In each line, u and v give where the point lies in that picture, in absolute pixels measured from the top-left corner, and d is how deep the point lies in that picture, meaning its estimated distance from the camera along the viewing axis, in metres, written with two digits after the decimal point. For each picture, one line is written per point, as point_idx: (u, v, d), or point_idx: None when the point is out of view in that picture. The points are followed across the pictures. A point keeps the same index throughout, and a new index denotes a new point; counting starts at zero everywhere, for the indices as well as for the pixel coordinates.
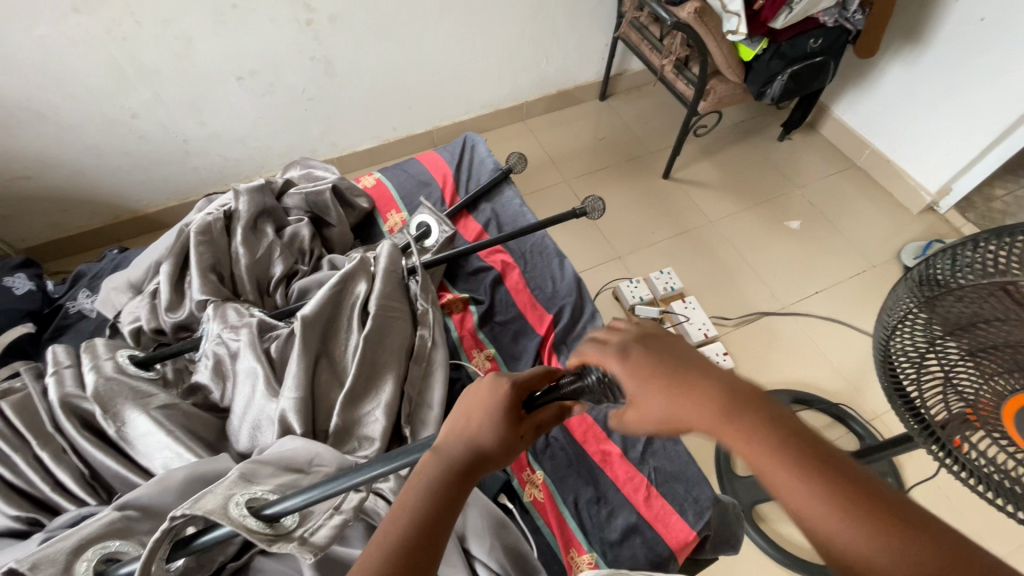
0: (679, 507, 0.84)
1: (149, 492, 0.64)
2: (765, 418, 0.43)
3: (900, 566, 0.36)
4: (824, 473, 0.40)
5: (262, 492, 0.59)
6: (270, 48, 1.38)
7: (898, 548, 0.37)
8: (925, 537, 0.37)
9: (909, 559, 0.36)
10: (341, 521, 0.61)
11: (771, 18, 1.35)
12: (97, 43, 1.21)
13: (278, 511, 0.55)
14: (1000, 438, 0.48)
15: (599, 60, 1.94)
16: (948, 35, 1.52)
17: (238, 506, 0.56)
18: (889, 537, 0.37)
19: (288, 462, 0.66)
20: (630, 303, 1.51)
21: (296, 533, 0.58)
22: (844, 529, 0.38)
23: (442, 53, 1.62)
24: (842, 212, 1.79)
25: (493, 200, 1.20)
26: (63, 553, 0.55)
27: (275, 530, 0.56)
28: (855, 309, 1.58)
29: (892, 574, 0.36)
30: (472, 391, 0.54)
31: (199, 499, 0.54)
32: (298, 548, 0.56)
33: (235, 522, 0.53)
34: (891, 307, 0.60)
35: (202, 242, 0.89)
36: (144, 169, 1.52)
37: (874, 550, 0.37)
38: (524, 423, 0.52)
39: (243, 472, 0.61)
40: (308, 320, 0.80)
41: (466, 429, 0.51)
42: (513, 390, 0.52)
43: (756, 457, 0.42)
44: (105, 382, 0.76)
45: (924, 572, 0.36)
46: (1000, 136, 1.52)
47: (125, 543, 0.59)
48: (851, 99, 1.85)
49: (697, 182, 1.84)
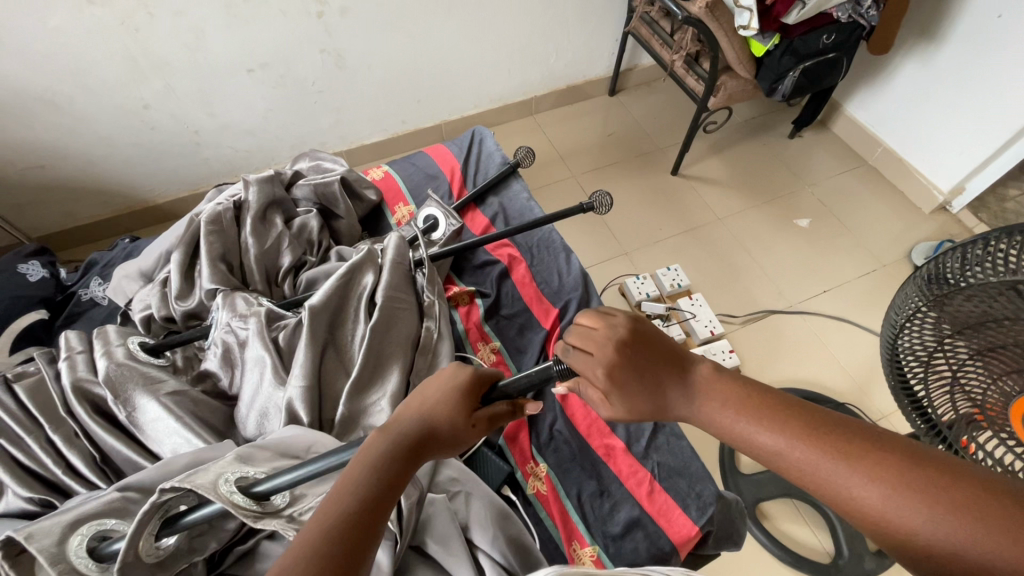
0: (682, 502, 0.84)
1: (151, 475, 0.64)
2: (731, 389, 0.52)
3: (860, 475, 0.43)
4: (784, 419, 0.49)
5: (253, 472, 0.60)
6: (280, 40, 1.39)
7: (855, 462, 0.44)
8: (878, 447, 0.44)
9: (866, 469, 0.43)
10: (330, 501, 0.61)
11: (783, 13, 1.34)
12: (109, 34, 1.22)
13: (265, 489, 0.56)
14: (1007, 439, 0.51)
15: (609, 56, 1.93)
16: (964, 32, 1.50)
17: (228, 482, 0.57)
18: (846, 454, 0.45)
19: (285, 449, 0.66)
20: (637, 299, 1.51)
21: (284, 512, 0.58)
22: (808, 457, 0.46)
23: (451, 47, 1.62)
24: (852, 210, 1.77)
25: (501, 194, 1.20)
26: (59, 526, 0.57)
27: (262, 507, 0.57)
28: (864, 309, 1.57)
29: (857, 485, 0.43)
30: (432, 381, 0.57)
31: (191, 475, 0.56)
32: (284, 525, 0.57)
33: (222, 498, 0.54)
34: (902, 306, 0.64)
35: (212, 232, 0.90)
36: (155, 160, 1.54)
37: (837, 468, 0.44)
38: (478, 413, 0.56)
39: (239, 454, 0.62)
40: (315, 310, 0.81)
41: (422, 410, 0.54)
42: (470, 380, 0.57)
43: (729, 421, 0.51)
44: (117, 369, 0.77)
45: (880, 476, 0.43)
46: (1019, 133, 1.49)
47: (120, 522, 0.61)
48: (865, 96, 1.83)
49: (706, 179, 1.83)
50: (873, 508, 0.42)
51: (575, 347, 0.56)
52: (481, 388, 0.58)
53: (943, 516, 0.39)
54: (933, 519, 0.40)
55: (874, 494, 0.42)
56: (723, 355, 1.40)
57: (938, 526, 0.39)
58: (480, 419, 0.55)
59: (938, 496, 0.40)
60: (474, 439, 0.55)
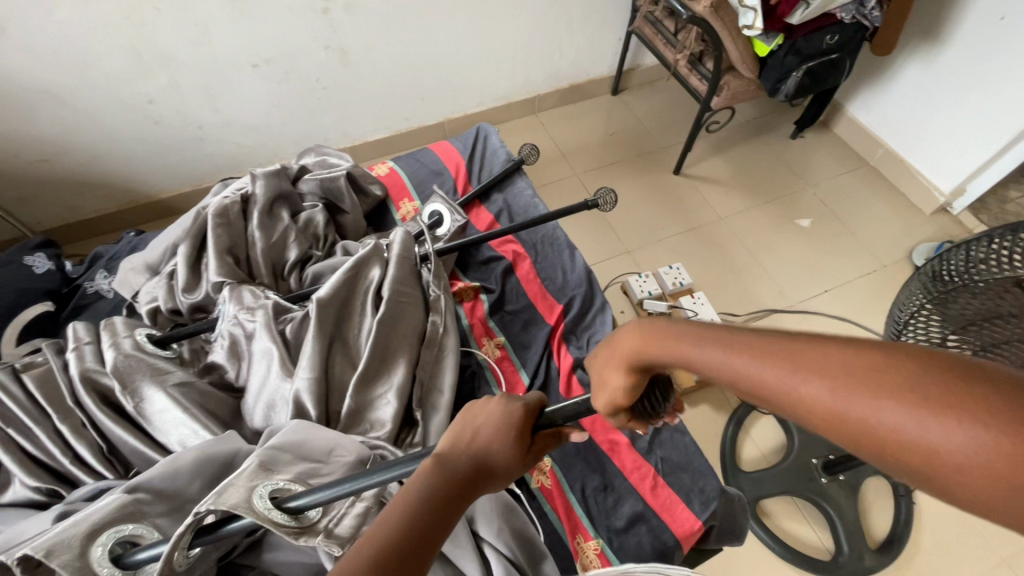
0: (685, 497, 0.84)
1: (160, 475, 0.65)
2: (665, 332, 0.43)
3: (821, 380, 0.32)
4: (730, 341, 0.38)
5: (284, 482, 0.60)
6: (284, 35, 1.39)
7: (812, 365, 0.33)
8: (844, 346, 0.33)
9: (829, 372, 0.32)
10: (363, 509, 0.63)
11: (788, 13, 1.35)
12: (116, 27, 1.22)
13: (301, 505, 0.56)
14: None
15: (612, 55, 1.94)
16: (966, 34, 1.51)
17: (262, 498, 0.57)
18: (805, 361, 0.34)
19: (306, 452, 0.67)
20: (639, 297, 1.52)
21: (320, 525, 0.60)
22: (756, 371, 0.36)
23: (454, 45, 1.63)
24: (852, 210, 1.78)
25: (505, 191, 1.20)
26: (78, 539, 0.57)
27: (299, 522, 0.58)
28: (864, 309, 1.58)
29: (819, 391, 0.32)
30: (482, 409, 0.56)
31: (222, 492, 0.55)
32: (324, 540, 0.58)
33: (260, 516, 0.54)
34: (905, 304, 0.66)
35: (220, 225, 0.90)
36: (159, 155, 1.54)
37: (794, 378, 0.34)
38: (529, 446, 0.56)
39: (263, 460, 0.62)
40: (323, 302, 0.81)
41: (477, 443, 0.53)
42: (525, 415, 0.56)
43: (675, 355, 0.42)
44: (125, 359, 0.78)
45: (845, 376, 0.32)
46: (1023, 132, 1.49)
47: (139, 526, 0.61)
48: (867, 97, 1.84)
49: (708, 179, 1.84)
50: (847, 416, 0.31)
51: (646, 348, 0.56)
52: (530, 422, 0.56)
53: (930, 413, 0.28)
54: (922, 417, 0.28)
55: (831, 394, 0.32)
56: None
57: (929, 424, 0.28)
58: (531, 456, 0.56)
59: (919, 388, 0.29)
60: (521, 473, 0.56)
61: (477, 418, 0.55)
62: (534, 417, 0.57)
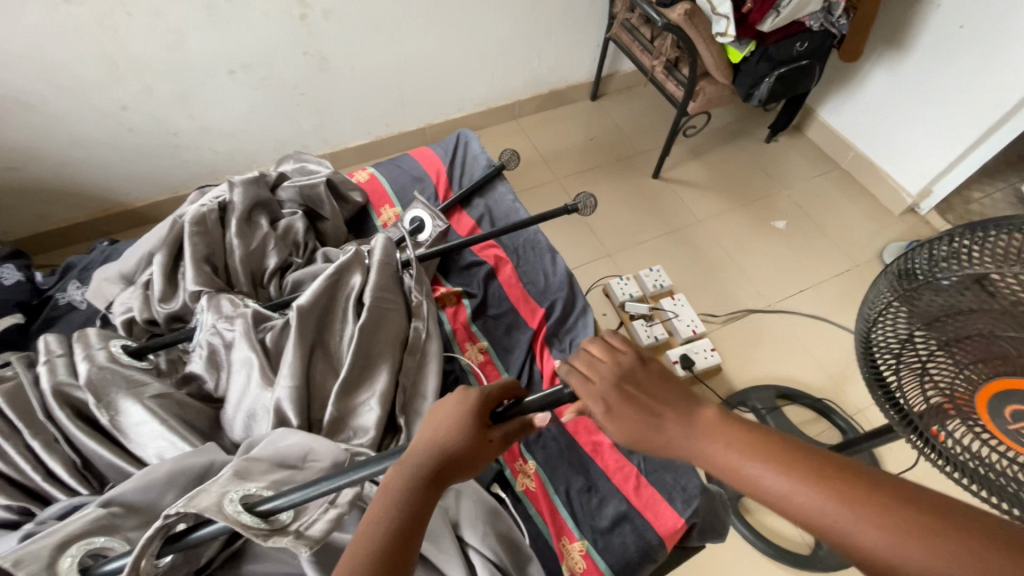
0: (667, 496, 0.85)
1: (133, 489, 0.64)
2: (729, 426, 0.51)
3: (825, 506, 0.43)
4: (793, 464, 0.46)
5: (257, 488, 0.61)
6: (262, 41, 1.38)
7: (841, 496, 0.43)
8: (837, 470, 0.44)
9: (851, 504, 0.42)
10: (336, 515, 0.62)
11: (759, 20, 1.38)
12: (87, 33, 1.20)
13: (271, 509, 0.56)
14: (982, 433, 0.52)
15: (591, 61, 1.97)
16: (928, 41, 1.57)
17: (233, 502, 0.57)
18: (834, 493, 0.43)
19: (282, 459, 0.67)
20: (620, 299, 1.53)
21: (291, 527, 0.59)
22: (802, 496, 0.44)
23: (433, 51, 1.63)
24: (826, 212, 1.83)
25: (486, 196, 1.21)
26: (48, 550, 0.57)
27: (270, 524, 0.57)
28: (839, 307, 1.62)
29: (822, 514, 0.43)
30: (442, 405, 0.55)
31: (195, 497, 0.56)
32: (293, 541, 0.57)
33: (229, 518, 0.54)
34: (872, 302, 0.65)
35: (197, 233, 0.89)
36: (134, 163, 1.51)
37: (831, 507, 0.43)
38: (491, 430, 0.55)
39: (237, 469, 0.62)
40: (303, 309, 0.80)
41: (432, 438, 0.52)
42: (481, 400, 0.55)
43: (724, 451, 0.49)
44: (100, 371, 0.76)
45: (880, 513, 0.41)
46: (992, 128, 1.53)
47: (110, 539, 0.61)
48: (837, 103, 1.90)
49: (686, 182, 1.88)
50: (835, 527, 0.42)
51: (577, 371, 0.57)
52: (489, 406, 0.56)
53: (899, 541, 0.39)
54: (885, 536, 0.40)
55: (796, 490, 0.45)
56: (705, 352, 1.44)
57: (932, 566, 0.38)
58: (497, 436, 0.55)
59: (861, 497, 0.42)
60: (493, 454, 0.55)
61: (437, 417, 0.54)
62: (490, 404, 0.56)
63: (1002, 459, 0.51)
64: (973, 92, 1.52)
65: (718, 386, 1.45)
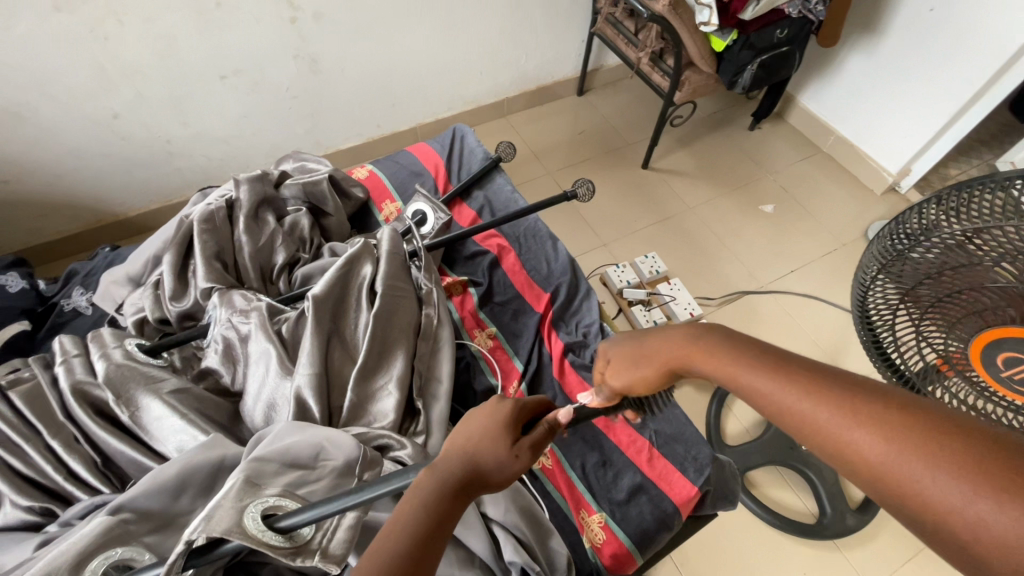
0: (680, 466, 0.88)
1: (144, 493, 0.64)
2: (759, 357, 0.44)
3: (847, 426, 0.36)
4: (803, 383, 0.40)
5: (274, 497, 0.61)
6: (255, 45, 1.39)
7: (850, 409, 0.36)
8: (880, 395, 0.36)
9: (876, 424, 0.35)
10: (354, 520, 0.61)
11: (740, 9, 1.41)
12: (76, 41, 1.20)
13: (293, 526, 0.56)
14: (982, 388, 0.55)
15: (576, 56, 2.00)
16: (901, 24, 1.63)
17: (255, 519, 0.57)
18: (843, 403, 0.37)
19: (293, 459, 0.67)
20: (618, 286, 1.57)
21: (315, 542, 0.59)
22: (829, 420, 0.37)
23: (423, 50, 1.65)
24: (811, 194, 1.89)
25: (485, 188, 1.23)
26: (64, 570, 0.56)
27: (294, 541, 0.58)
28: (829, 285, 1.67)
29: (845, 435, 0.36)
30: (475, 414, 0.57)
31: (212, 517, 0.56)
32: (320, 560, 0.58)
33: (252, 539, 0.55)
34: (863, 270, 0.68)
35: (206, 231, 0.90)
36: (127, 171, 1.51)
37: (837, 416, 0.37)
38: (524, 442, 0.55)
39: (249, 475, 0.62)
40: (319, 299, 0.82)
41: (463, 446, 0.53)
42: (514, 410, 0.56)
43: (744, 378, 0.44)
44: (116, 368, 0.77)
45: (909, 438, 0.33)
46: (987, 86, 1.53)
47: (127, 549, 0.60)
48: (817, 89, 1.95)
49: (675, 171, 1.92)
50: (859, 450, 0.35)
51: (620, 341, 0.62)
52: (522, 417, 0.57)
53: (921, 466, 0.32)
54: (911, 460, 0.32)
55: (818, 412, 0.38)
56: None
57: (942, 481, 0.31)
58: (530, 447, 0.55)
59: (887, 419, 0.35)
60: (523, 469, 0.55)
61: (472, 424, 0.55)
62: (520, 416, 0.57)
63: (998, 408, 0.55)
64: (947, 72, 1.58)
65: None
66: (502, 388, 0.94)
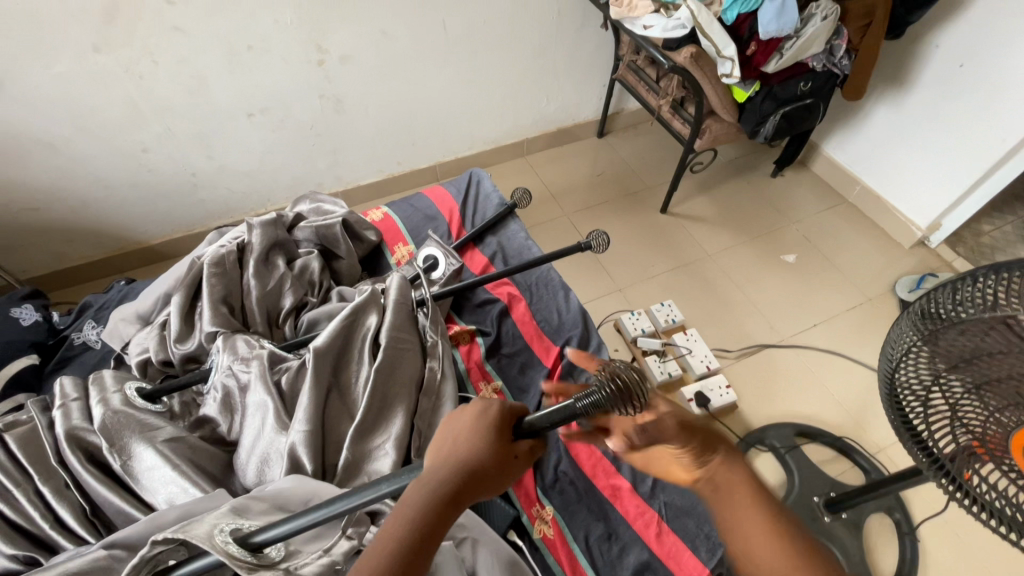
0: (691, 544, 0.83)
1: (138, 531, 0.62)
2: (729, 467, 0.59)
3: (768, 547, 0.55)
4: (737, 491, 0.58)
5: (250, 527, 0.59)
6: (284, 83, 1.43)
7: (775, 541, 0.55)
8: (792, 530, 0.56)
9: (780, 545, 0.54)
10: (327, 562, 0.60)
11: (763, 62, 1.41)
12: (111, 79, 1.24)
13: (264, 542, 0.55)
14: (1010, 473, 0.50)
15: (597, 100, 2.02)
16: (930, 79, 1.60)
17: (223, 533, 0.56)
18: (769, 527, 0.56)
19: (282, 503, 0.65)
20: (632, 334, 1.52)
21: (280, 565, 0.58)
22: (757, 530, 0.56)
23: (445, 93, 1.68)
24: (835, 244, 1.83)
25: (498, 234, 1.22)
26: None
27: (257, 559, 0.56)
28: (854, 341, 1.60)
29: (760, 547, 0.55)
30: (461, 419, 0.53)
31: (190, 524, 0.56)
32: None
33: (219, 548, 0.53)
34: (896, 342, 0.63)
35: (216, 274, 0.90)
36: (152, 202, 1.55)
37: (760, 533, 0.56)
38: (517, 444, 0.52)
39: (235, 506, 0.61)
40: (320, 350, 0.80)
41: (454, 453, 0.50)
42: (501, 413, 0.53)
43: (721, 482, 0.59)
44: (113, 416, 0.75)
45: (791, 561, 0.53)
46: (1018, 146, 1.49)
47: None
48: (841, 139, 1.93)
49: (694, 216, 1.89)
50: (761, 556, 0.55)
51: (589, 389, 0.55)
52: (508, 421, 0.53)
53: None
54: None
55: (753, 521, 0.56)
56: (720, 390, 1.41)
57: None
58: (517, 454, 0.52)
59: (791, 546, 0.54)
60: (517, 472, 0.53)
61: (459, 433, 0.52)
62: (514, 418, 0.54)
63: None
64: (979, 127, 1.54)
65: (735, 424, 1.42)
66: None
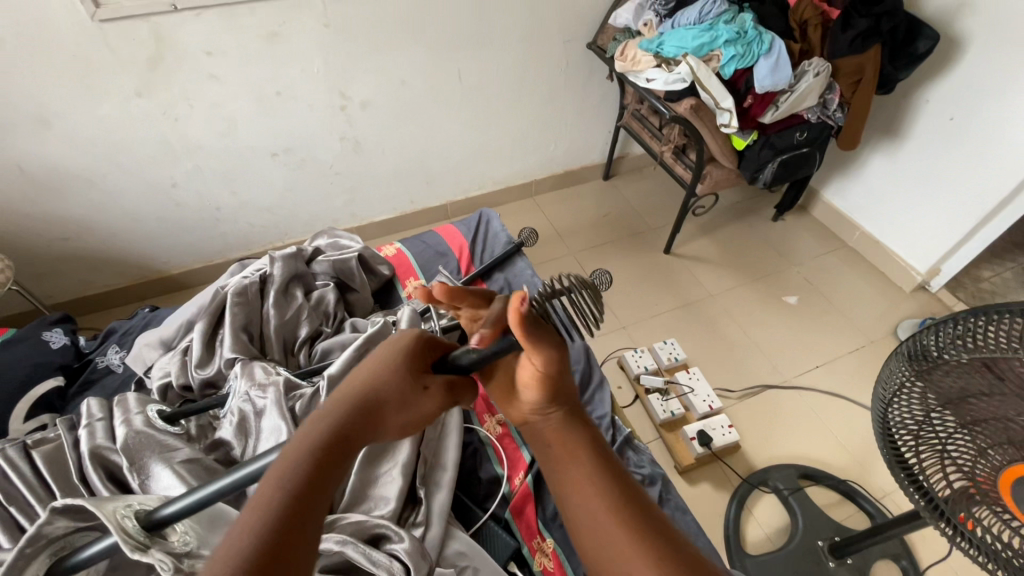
0: None
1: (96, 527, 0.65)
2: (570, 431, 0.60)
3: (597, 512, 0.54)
4: (573, 455, 0.58)
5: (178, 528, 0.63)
6: (308, 126, 1.52)
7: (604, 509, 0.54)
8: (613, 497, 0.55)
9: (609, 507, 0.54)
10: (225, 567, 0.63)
11: (760, 113, 1.49)
12: (149, 120, 1.34)
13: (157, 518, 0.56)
14: (1002, 512, 0.51)
15: (603, 145, 2.11)
16: (922, 131, 1.68)
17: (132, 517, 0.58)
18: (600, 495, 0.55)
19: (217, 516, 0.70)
20: (635, 371, 1.55)
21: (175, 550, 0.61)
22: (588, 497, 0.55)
23: (457, 137, 1.78)
24: (836, 287, 1.87)
25: (505, 270, 1.27)
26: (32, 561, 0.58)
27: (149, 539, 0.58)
28: (857, 384, 1.61)
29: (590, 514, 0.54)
30: (377, 351, 0.57)
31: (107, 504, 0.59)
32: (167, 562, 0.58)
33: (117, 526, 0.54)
34: (887, 380, 0.66)
35: (238, 304, 0.95)
36: (176, 235, 1.62)
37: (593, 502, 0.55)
38: (430, 379, 0.57)
39: None
40: (334, 378, 0.85)
41: (368, 376, 0.54)
42: (413, 344, 0.58)
43: (560, 452, 0.59)
44: (136, 435, 0.79)
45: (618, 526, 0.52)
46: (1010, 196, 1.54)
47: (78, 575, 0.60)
48: (839, 185, 1.99)
49: (696, 257, 1.94)
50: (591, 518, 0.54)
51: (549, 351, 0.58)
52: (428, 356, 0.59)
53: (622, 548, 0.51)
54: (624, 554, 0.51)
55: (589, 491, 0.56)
56: (723, 429, 1.41)
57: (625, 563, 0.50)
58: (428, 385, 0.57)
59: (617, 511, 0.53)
60: (427, 405, 0.57)
61: (372, 361, 0.56)
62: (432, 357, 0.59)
63: None
64: (972, 177, 1.60)
65: (738, 464, 1.42)
66: (507, 479, 0.92)
